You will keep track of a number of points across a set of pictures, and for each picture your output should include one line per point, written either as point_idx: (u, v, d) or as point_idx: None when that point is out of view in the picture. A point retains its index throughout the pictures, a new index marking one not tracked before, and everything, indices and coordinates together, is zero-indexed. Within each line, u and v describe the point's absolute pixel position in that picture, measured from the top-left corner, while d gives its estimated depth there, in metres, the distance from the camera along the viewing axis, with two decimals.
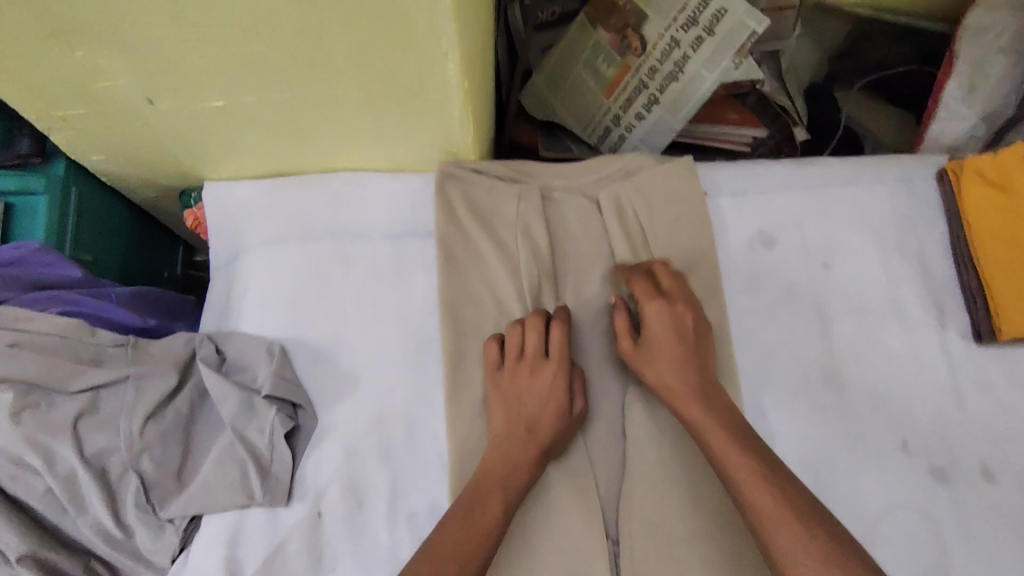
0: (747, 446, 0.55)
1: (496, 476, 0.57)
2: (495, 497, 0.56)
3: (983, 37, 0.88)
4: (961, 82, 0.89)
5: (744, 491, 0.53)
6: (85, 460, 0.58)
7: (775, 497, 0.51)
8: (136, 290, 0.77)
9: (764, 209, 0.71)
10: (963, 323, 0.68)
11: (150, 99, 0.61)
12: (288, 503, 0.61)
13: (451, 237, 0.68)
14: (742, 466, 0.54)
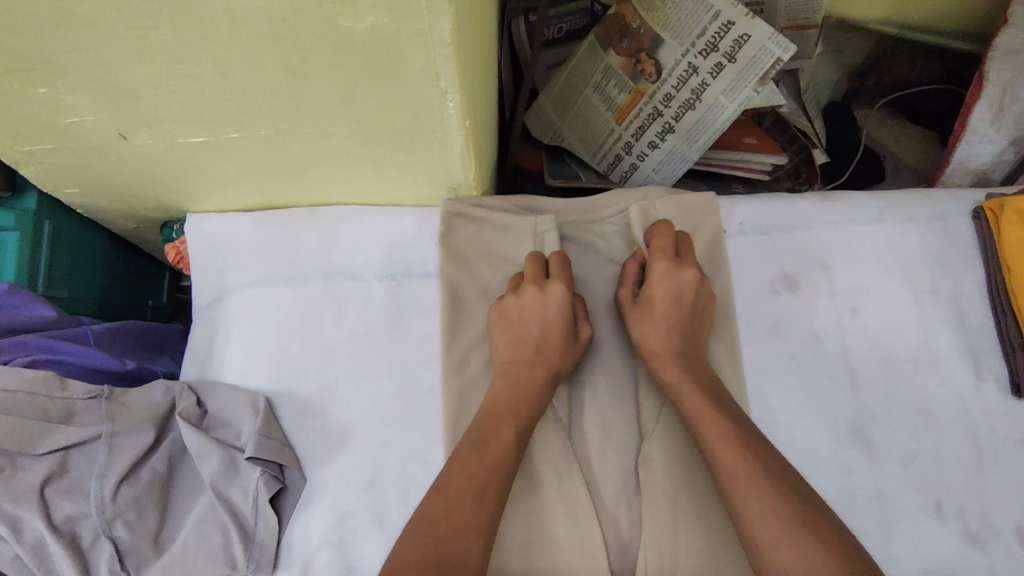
0: (745, 434, 0.53)
1: (499, 435, 0.55)
2: (494, 450, 0.54)
3: (1017, 58, 0.80)
4: (990, 104, 0.83)
5: (719, 457, 0.52)
6: (53, 527, 0.53)
7: (748, 462, 0.51)
8: (115, 326, 0.73)
9: (786, 249, 0.66)
10: (1001, 373, 0.62)
11: (124, 134, 0.56)
12: (273, 571, 0.57)
13: (451, 281, 0.64)
14: (718, 432, 0.53)
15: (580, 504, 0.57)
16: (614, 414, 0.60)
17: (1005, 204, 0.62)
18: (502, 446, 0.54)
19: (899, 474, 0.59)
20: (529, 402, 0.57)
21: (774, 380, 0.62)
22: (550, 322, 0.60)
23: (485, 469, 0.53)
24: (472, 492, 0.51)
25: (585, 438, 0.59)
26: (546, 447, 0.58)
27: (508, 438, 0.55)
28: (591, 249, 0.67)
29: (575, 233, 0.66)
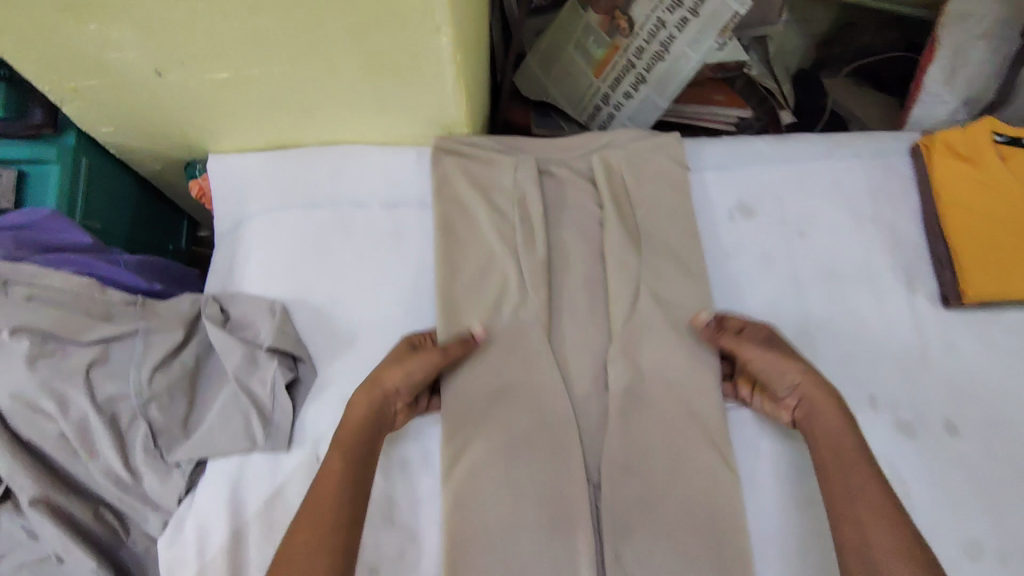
0: (883, 498, 0.54)
1: (328, 473, 0.57)
2: (329, 488, 0.56)
3: (967, 23, 0.90)
4: (943, 66, 0.91)
5: (840, 514, 0.55)
6: (97, 405, 0.62)
7: (874, 511, 0.53)
8: (142, 258, 0.81)
9: (744, 180, 0.73)
10: (932, 287, 0.70)
11: (159, 70, 0.64)
12: (288, 448, 0.65)
13: (450, 208, 0.72)
14: (841, 489, 0.56)
15: (557, 391, 0.66)
16: (587, 321, 0.68)
17: (936, 138, 0.72)
18: (329, 485, 0.56)
19: (840, 372, 0.67)
20: (356, 433, 0.59)
21: (731, 293, 0.70)
22: (377, 375, 0.61)
23: (320, 502, 0.55)
24: (309, 531, 0.53)
25: (561, 341, 0.68)
26: (527, 346, 0.67)
27: (336, 471, 0.56)
28: (572, 180, 0.73)
29: (557, 166, 0.74)
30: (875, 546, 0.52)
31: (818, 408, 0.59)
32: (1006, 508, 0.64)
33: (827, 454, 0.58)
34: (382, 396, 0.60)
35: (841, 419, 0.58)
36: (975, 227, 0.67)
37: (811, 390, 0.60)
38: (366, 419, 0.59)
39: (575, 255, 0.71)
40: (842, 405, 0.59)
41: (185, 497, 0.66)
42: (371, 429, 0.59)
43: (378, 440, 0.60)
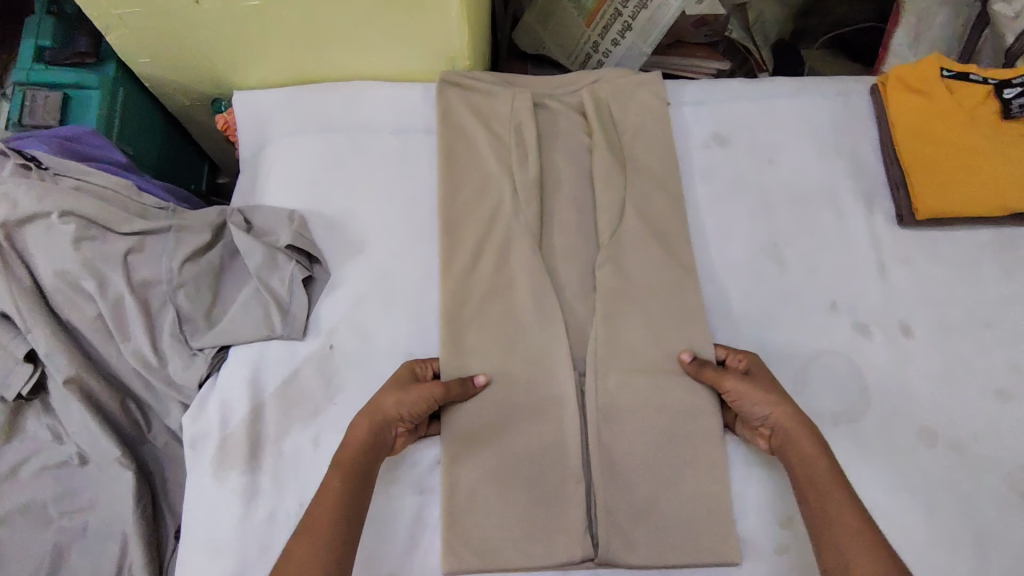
0: (863, 519, 0.55)
1: (326, 488, 0.58)
2: (325, 505, 0.56)
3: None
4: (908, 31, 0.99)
5: (823, 534, 0.56)
6: (133, 286, 0.69)
7: (855, 533, 0.54)
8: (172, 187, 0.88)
9: (720, 115, 0.81)
10: (889, 208, 0.78)
11: None
12: (304, 337, 0.72)
13: (452, 134, 0.78)
14: (817, 511, 0.57)
15: (547, 292, 0.71)
16: (575, 232, 0.75)
17: (890, 76, 0.80)
18: (328, 501, 0.57)
19: (804, 280, 0.74)
20: (356, 455, 0.59)
21: (705, 211, 0.77)
22: (376, 400, 0.62)
23: (319, 517, 0.56)
24: (308, 543, 0.54)
25: (551, 250, 0.74)
26: (521, 252, 0.73)
27: (336, 488, 0.57)
28: (564, 112, 0.80)
29: (550, 100, 0.80)
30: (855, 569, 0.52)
31: (792, 438, 0.61)
32: (952, 400, 0.71)
33: (803, 479, 0.59)
34: (383, 422, 0.61)
35: (816, 446, 0.60)
36: (925, 151, 0.75)
37: (784, 419, 0.62)
38: (368, 441, 0.60)
39: (565, 175, 0.77)
40: (813, 429, 0.61)
41: (206, 382, 0.72)
42: (373, 450, 0.60)
43: (379, 461, 0.61)
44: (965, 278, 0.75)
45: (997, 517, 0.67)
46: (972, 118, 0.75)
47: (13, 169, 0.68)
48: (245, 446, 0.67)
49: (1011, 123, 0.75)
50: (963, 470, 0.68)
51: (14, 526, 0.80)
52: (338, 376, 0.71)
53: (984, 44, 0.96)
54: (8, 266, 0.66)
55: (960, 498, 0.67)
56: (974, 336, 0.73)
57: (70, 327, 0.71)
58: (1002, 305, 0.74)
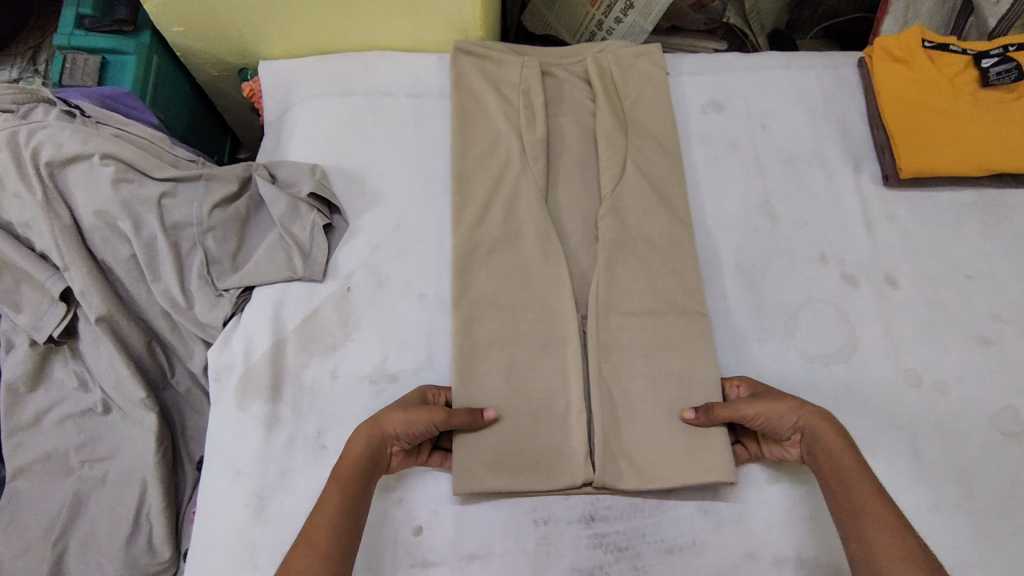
0: (893, 512, 0.56)
1: (325, 501, 0.59)
2: (324, 516, 0.58)
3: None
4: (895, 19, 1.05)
5: (854, 533, 0.57)
6: (166, 228, 0.73)
7: (888, 527, 0.55)
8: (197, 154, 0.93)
9: (716, 85, 0.87)
10: (875, 170, 0.83)
11: None
12: (324, 279, 0.77)
13: (465, 97, 0.83)
14: (846, 509, 0.58)
15: (551, 238, 0.76)
16: (580, 186, 0.80)
17: (875, 47, 0.86)
18: (329, 511, 0.58)
19: (795, 235, 0.79)
20: (355, 470, 0.61)
21: (702, 171, 0.83)
22: (378, 421, 0.63)
23: (319, 527, 0.57)
24: (309, 549, 0.56)
25: (556, 202, 0.79)
26: (530, 203, 0.78)
27: (333, 503, 0.59)
28: (569, 79, 0.85)
29: (556, 69, 0.86)
30: (880, 556, 0.54)
31: (819, 437, 0.62)
32: (936, 345, 0.74)
33: (833, 480, 0.60)
34: (382, 442, 0.62)
35: (847, 449, 0.61)
36: (911, 115, 0.80)
37: (812, 423, 0.63)
38: (364, 459, 0.61)
39: (569, 136, 0.83)
40: (836, 426, 0.63)
41: (230, 321, 0.76)
42: (367, 470, 0.61)
43: (372, 481, 0.62)
44: (946, 235, 0.80)
45: (981, 453, 0.70)
46: (952, 84, 0.81)
47: (59, 115, 0.73)
48: (267, 383, 0.72)
49: (988, 90, 0.81)
50: (947, 409, 0.72)
51: (33, 475, 0.80)
52: (355, 315, 0.76)
53: (969, 29, 1.01)
54: (51, 204, 0.71)
55: (945, 435, 0.70)
56: (956, 287, 0.77)
57: (105, 267, 0.75)
58: (982, 259, 0.79)
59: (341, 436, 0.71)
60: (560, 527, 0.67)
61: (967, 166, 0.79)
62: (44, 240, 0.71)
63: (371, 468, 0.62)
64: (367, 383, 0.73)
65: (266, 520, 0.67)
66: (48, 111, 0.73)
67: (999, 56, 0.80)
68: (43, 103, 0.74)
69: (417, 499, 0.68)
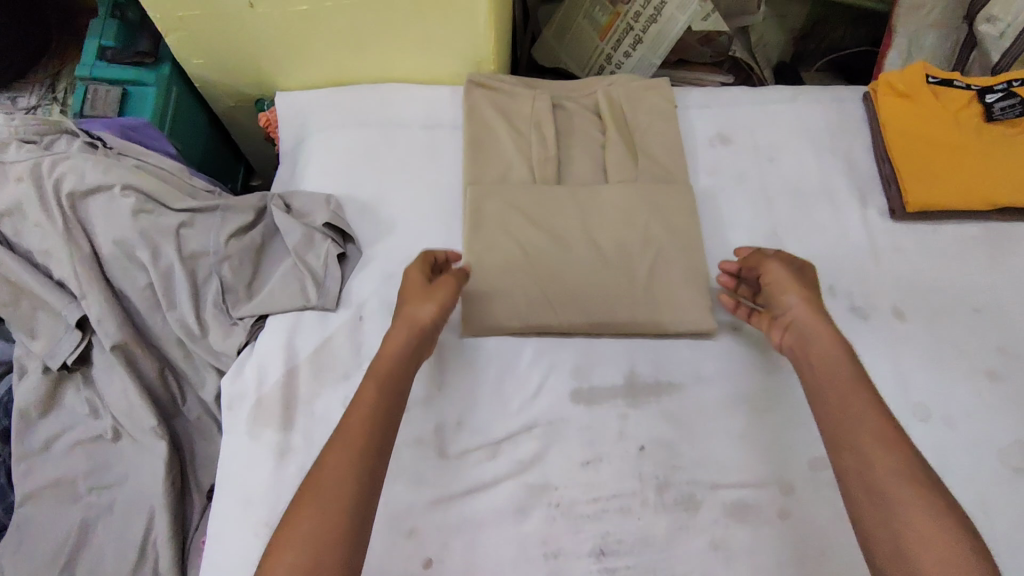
0: (886, 410, 0.59)
1: (363, 395, 0.62)
2: (360, 418, 0.60)
3: (919, 14, 1.01)
4: (901, 53, 1.04)
5: (842, 430, 0.58)
6: (182, 258, 0.74)
7: (881, 428, 0.57)
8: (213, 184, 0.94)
9: (724, 118, 0.89)
10: (882, 204, 0.84)
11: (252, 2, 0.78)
12: (337, 308, 0.78)
13: (478, 129, 0.85)
14: (829, 410, 0.60)
15: (560, 267, 0.78)
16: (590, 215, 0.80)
17: (880, 82, 0.87)
18: (359, 420, 0.60)
19: None
20: (392, 364, 0.65)
21: (710, 203, 0.84)
22: (405, 312, 0.69)
23: (353, 427, 0.60)
24: (341, 446, 0.58)
25: (565, 230, 0.79)
26: (540, 233, 0.79)
27: (369, 404, 0.61)
28: (580, 112, 0.87)
29: (567, 101, 0.88)
30: (878, 467, 0.55)
31: (814, 342, 0.65)
32: (945, 379, 0.75)
33: (823, 376, 0.63)
34: (413, 328, 0.67)
35: (830, 335, 0.65)
36: (916, 150, 0.81)
37: (803, 313, 0.67)
38: (403, 347, 0.66)
39: (580, 167, 0.84)
40: (834, 332, 0.65)
41: (244, 349, 0.77)
42: (407, 359, 0.66)
43: (411, 369, 0.66)
44: (953, 268, 0.80)
45: (994, 489, 0.69)
46: (956, 119, 0.82)
47: (81, 146, 0.75)
48: (279, 411, 0.73)
49: (994, 125, 0.82)
50: (958, 443, 0.71)
51: (42, 501, 0.79)
52: (367, 343, 0.77)
53: (973, 62, 1.02)
54: (71, 233, 0.72)
55: (956, 470, 0.70)
56: (964, 321, 0.78)
57: (121, 295, 0.76)
58: (988, 293, 0.79)
59: None
60: (571, 561, 0.67)
61: (973, 200, 0.79)
62: (62, 269, 0.73)
63: (409, 363, 0.66)
64: None
65: None
66: (71, 142, 0.75)
67: (1003, 91, 0.81)
68: (66, 134, 0.77)
69: (427, 531, 0.68)
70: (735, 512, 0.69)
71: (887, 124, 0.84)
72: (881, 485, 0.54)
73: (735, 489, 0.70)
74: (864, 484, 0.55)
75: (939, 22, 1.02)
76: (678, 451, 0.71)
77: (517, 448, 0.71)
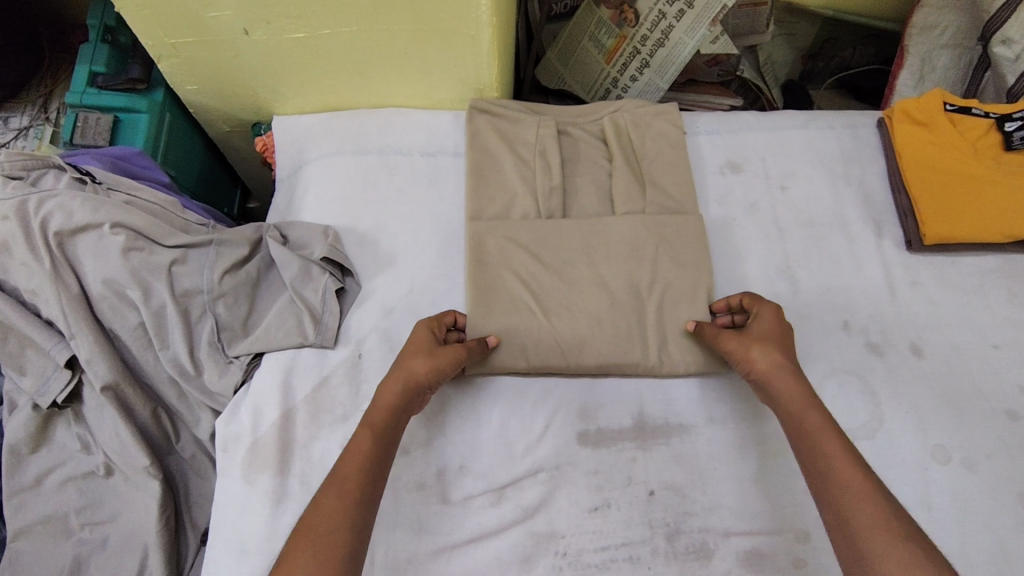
0: (860, 458, 0.56)
1: (357, 442, 0.61)
2: (354, 462, 0.59)
3: (932, 34, 1.01)
4: (912, 73, 1.03)
5: (819, 480, 0.56)
6: (175, 296, 0.72)
7: (856, 474, 0.55)
8: (208, 211, 0.92)
9: (734, 144, 0.86)
10: (897, 234, 0.81)
11: (247, 30, 0.75)
12: (335, 345, 0.75)
13: (481, 159, 0.82)
14: (805, 461, 0.58)
15: (568, 301, 0.75)
16: (598, 247, 0.78)
17: (894, 109, 0.85)
18: (353, 459, 0.59)
19: (816, 301, 0.78)
20: (388, 415, 0.63)
21: (720, 233, 0.81)
22: (406, 367, 0.65)
23: (346, 473, 0.58)
24: (337, 491, 0.57)
25: (572, 262, 0.77)
26: (547, 265, 0.77)
27: (363, 449, 0.60)
28: (586, 139, 0.84)
29: (573, 128, 0.85)
30: (853, 518, 0.53)
31: (777, 390, 0.63)
32: (965, 419, 0.72)
33: (795, 432, 0.60)
34: (406, 387, 0.64)
35: (792, 385, 0.62)
36: (934, 180, 0.79)
37: (761, 367, 0.64)
38: (398, 403, 0.64)
39: (587, 195, 0.82)
40: (800, 381, 0.62)
41: (240, 389, 0.74)
42: (399, 411, 0.64)
43: (400, 423, 0.64)
44: (972, 302, 0.78)
45: (1018, 537, 0.66)
46: (974, 148, 0.80)
47: (70, 182, 0.73)
48: (274, 455, 0.70)
49: (1011, 153, 0.80)
50: (980, 489, 0.69)
51: (32, 538, 0.77)
52: (367, 382, 0.74)
53: (986, 84, 0.99)
54: (58, 273, 0.70)
55: (979, 517, 0.67)
56: (983, 358, 0.75)
57: (112, 334, 0.73)
58: (1008, 328, 0.77)
59: None
60: None
61: (993, 233, 0.77)
62: (50, 308, 0.70)
63: (398, 417, 0.63)
64: None
65: None
66: (59, 178, 0.73)
67: (1023, 119, 0.79)
68: (53, 169, 0.74)
69: None
70: (749, 561, 0.66)
71: (903, 153, 0.82)
72: (856, 538, 0.52)
73: (749, 538, 0.67)
74: (843, 535, 0.53)
75: (951, 43, 1.01)
76: (689, 497, 0.69)
77: (522, 494, 0.68)
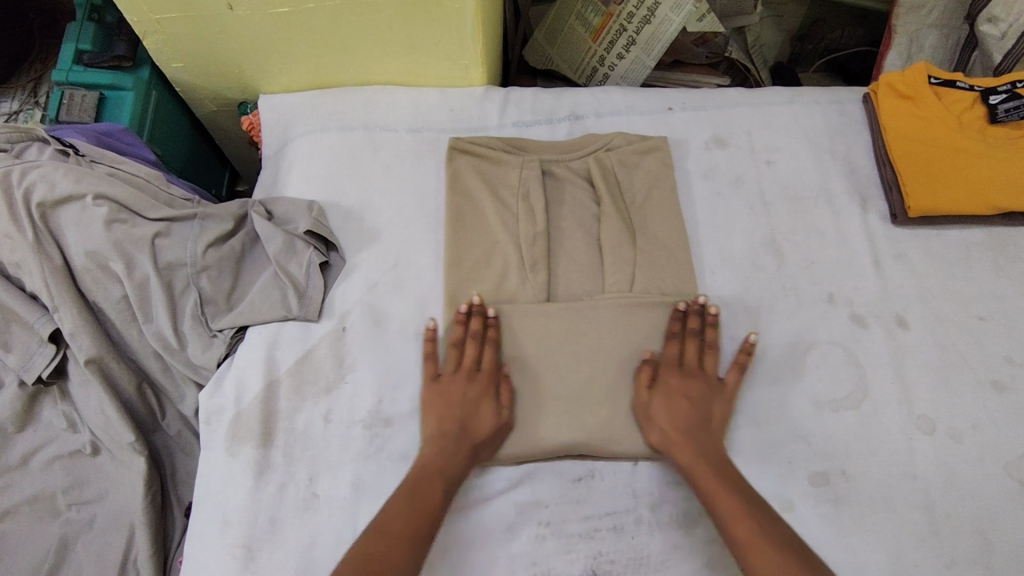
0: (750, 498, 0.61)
1: (428, 496, 0.61)
2: (414, 509, 0.60)
3: (920, 13, 0.97)
4: (900, 52, 1.01)
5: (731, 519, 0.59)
6: (158, 269, 0.71)
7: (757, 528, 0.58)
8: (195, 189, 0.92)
9: (720, 121, 0.86)
10: (883, 208, 0.82)
11: (231, 4, 0.75)
12: (319, 318, 0.75)
13: (461, 202, 0.79)
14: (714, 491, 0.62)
15: (560, 370, 0.70)
16: (583, 306, 0.72)
17: (880, 83, 0.85)
18: (417, 505, 0.60)
19: (801, 273, 0.78)
20: (447, 453, 0.64)
21: (704, 208, 0.81)
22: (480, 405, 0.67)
23: (395, 525, 0.58)
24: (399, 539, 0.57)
25: (554, 322, 0.71)
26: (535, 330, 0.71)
27: (400, 503, 0.60)
28: (571, 179, 0.81)
29: (557, 167, 0.81)
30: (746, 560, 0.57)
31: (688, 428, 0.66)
32: (950, 390, 0.72)
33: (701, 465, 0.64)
34: (467, 420, 0.66)
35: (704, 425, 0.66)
36: (919, 154, 0.79)
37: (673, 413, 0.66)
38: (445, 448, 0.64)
39: (571, 245, 0.77)
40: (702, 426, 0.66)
41: (224, 362, 0.74)
42: (453, 448, 0.64)
43: (462, 452, 0.64)
44: (956, 275, 0.78)
45: (1003, 502, 0.67)
46: (958, 121, 0.80)
47: (53, 153, 0.73)
48: (258, 427, 0.70)
49: (997, 126, 0.80)
50: (962, 456, 0.69)
51: (19, 518, 0.76)
52: (350, 355, 0.74)
53: (973, 64, 0.99)
54: (41, 244, 0.69)
55: (965, 485, 0.68)
56: (968, 329, 0.75)
57: (95, 306, 0.73)
58: (993, 300, 0.77)
59: (333, 482, 0.69)
60: None
61: (978, 205, 0.77)
62: (33, 281, 0.70)
63: (472, 453, 0.65)
64: (362, 427, 0.70)
65: (253, 571, 0.65)
66: (42, 150, 0.73)
67: (1007, 93, 0.79)
68: (37, 141, 0.74)
69: None
70: None
71: (890, 127, 0.82)
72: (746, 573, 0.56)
73: None
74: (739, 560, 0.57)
75: (938, 21, 0.98)
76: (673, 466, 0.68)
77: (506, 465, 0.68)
